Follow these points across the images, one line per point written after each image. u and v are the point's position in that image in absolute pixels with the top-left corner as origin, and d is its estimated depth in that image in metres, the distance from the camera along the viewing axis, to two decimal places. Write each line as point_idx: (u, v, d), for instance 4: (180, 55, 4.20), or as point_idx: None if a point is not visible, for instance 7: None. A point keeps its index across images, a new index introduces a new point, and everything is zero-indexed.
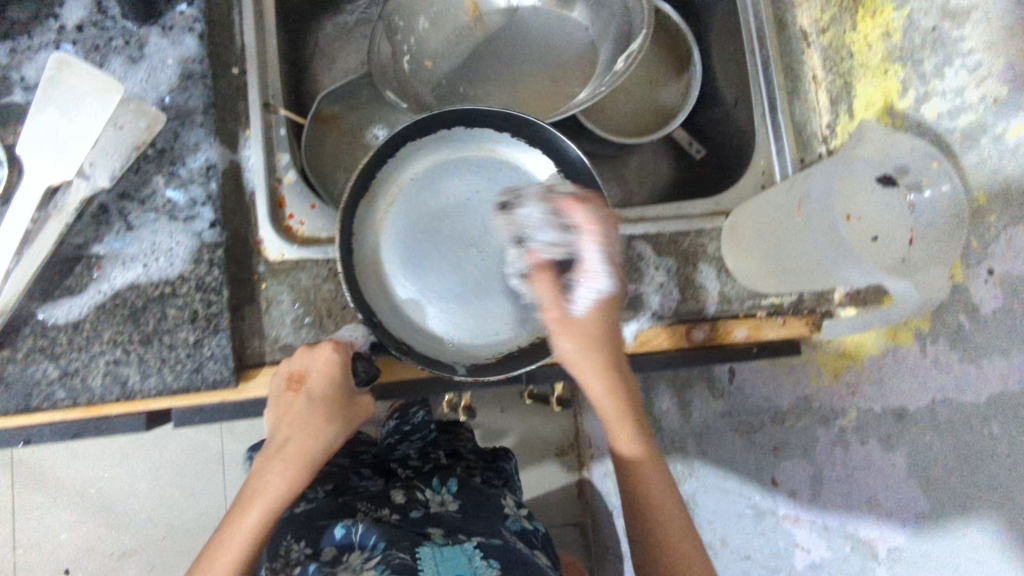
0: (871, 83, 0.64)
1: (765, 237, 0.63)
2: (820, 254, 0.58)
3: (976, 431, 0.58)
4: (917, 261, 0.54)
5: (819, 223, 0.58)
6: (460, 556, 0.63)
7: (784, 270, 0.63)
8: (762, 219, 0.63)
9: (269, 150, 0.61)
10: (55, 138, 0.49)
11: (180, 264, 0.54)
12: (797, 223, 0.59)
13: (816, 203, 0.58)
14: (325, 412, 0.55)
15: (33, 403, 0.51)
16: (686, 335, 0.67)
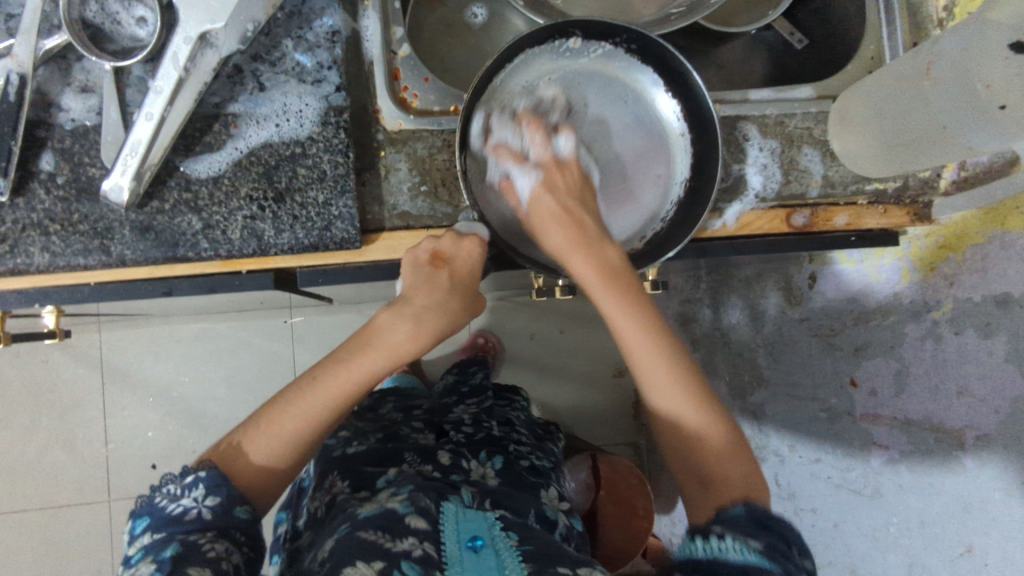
0: None
1: (892, 102, 0.60)
2: (950, 116, 0.56)
3: None
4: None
5: (951, 84, 0.54)
6: (482, 521, 0.54)
7: (910, 141, 0.60)
8: (888, 88, 0.60)
9: (385, 22, 0.62)
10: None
11: (310, 125, 0.56)
12: (927, 86, 0.56)
13: (949, 64, 0.54)
14: (458, 294, 0.57)
15: (179, 252, 0.54)
16: (787, 219, 0.68)
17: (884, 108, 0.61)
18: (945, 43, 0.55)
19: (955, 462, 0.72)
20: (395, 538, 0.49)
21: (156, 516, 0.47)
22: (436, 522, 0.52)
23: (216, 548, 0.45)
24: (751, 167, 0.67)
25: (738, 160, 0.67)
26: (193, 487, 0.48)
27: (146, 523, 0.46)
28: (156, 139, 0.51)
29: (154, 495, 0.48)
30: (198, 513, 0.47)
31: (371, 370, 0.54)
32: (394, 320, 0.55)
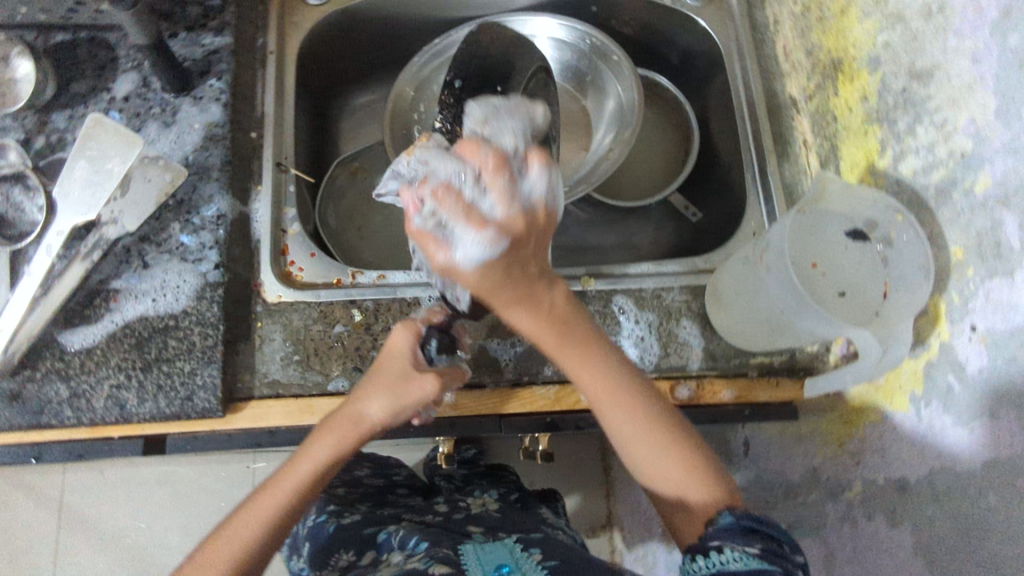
0: (853, 144, 0.66)
1: (742, 297, 0.63)
2: (785, 303, 0.57)
3: (976, 503, 0.48)
4: (887, 313, 0.53)
5: (779, 269, 0.56)
6: (503, 549, 0.57)
7: (760, 328, 0.63)
8: (730, 284, 0.64)
9: (278, 204, 0.68)
10: (85, 184, 0.57)
11: (185, 299, 0.60)
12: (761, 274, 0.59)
13: (775, 253, 0.57)
14: (388, 381, 0.54)
15: (44, 419, 0.57)
16: (670, 393, 0.66)
17: (733, 301, 0.64)
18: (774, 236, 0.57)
19: None
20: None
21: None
22: (458, 559, 0.55)
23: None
24: (626, 342, 0.67)
25: (614, 332, 0.67)
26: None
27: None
28: (30, 314, 0.56)
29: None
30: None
31: (296, 490, 0.52)
32: (329, 425, 0.54)
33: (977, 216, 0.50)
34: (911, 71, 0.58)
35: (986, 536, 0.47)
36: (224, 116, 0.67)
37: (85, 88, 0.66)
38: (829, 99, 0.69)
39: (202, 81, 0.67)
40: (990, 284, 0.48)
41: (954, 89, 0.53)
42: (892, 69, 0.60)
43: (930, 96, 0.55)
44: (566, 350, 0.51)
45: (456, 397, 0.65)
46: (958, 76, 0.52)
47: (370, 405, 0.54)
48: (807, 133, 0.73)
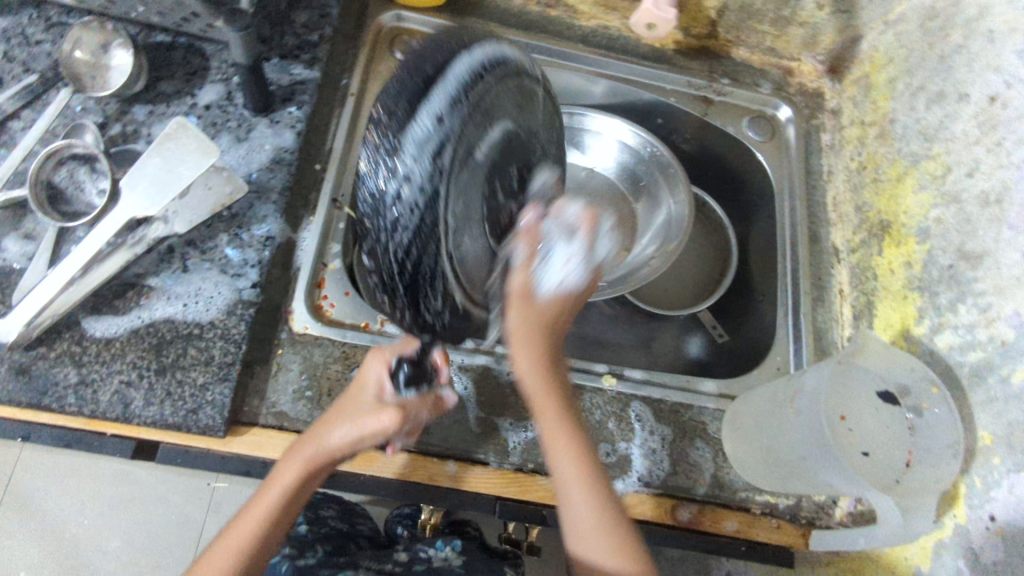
0: (890, 305, 0.68)
1: (761, 434, 0.63)
2: (806, 450, 0.58)
3: None
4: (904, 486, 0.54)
5: (806, 415, 0.57)
6: None
7: (782, 463, 0.62)
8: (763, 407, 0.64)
9: (326, 237, 0.68)
10: (152, 182, 0.58)
11: (215, 311, 0.60)
12: (788, 415, 0.60)
13: (806, 395, 0.58)
14: (354, 407, 0.57)
15: (44, 400, 0.55)
16: (671, 511, 0.65)
17: (752, 440, 0.65)
18: (810, 378, 0.58)
19: None
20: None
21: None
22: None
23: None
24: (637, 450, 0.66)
25: (628, 437, 0.67)
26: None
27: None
28: (64, 292, 0.56)
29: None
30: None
31: (268, 510, 0.55)
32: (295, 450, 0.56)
33: (1014, 406, 0.50)
34: (961, 251, 0.60)
35: None
36: (295, 143, 0.68)
37: (171, 89, 0.67)
38: (872, 257, 0.72)
39: (282, 106, 0.69)
40: (1016, 477, 0.49)
41: (1003, 279, 0.54)
42: (941, 244, 0.62)
43: (977, 279, 0.57)
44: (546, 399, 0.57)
45: (456, 468, 0.63)
46: (1010, 268, 0.54)
47: (333, 433, 0.55)
48: (844, 283, 0.75)
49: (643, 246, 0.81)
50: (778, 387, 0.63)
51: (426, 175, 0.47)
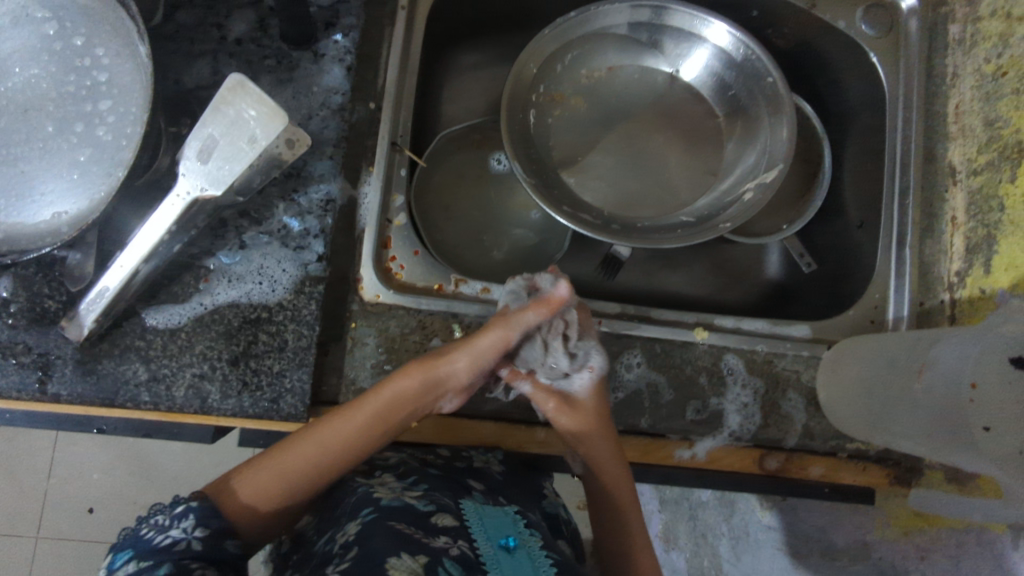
0: (1017, 243, 0.64)
1: (875, 394, 0.60)
2: (937, 423, 0.56)
3: None
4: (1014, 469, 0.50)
5: (940, 392, 0.55)
6: (505, 517, 0.51)
7: (891, 418, 0.60)
8: (899, 351, 0.60)
9: (386, 189, 0.62)
10: (222, 159, 0.48)
11: (282, 291, 0.55)
12: (911, 385, 0.57)
13: (941, 371, 0.55)
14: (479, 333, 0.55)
15: (117, 400, 0.52)
16: (758, 460, 0.65)
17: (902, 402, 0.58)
18: (944, 352, 0.55)
19: None
20: (429, 534, 0.45)
21: (139, 546, 0.42)
22: (462, 518, 0.49)
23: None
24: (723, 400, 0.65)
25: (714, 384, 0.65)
26: (182, 519, 0.44)
27: (127, 553, 0.42)
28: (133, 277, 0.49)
29: (142, 524, 0.43)
30: (188, 543, 0.42)
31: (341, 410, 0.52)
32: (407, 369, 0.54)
33: None
34: None
35: None
36: (345, 82, 0.59)
37: (194, 19, 0.57)
38: (1001, 181, 0.67)
39: (325, 34, 0.60)
40: None
41: None
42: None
43: None
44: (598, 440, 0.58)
45: (545, 435, 0.62)
46: None
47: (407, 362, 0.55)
48: (959, 211, 0.71)
49: (735, 175, 0.75)
50: (900, 349, 0.59)
51: (12, 143, 0.49)
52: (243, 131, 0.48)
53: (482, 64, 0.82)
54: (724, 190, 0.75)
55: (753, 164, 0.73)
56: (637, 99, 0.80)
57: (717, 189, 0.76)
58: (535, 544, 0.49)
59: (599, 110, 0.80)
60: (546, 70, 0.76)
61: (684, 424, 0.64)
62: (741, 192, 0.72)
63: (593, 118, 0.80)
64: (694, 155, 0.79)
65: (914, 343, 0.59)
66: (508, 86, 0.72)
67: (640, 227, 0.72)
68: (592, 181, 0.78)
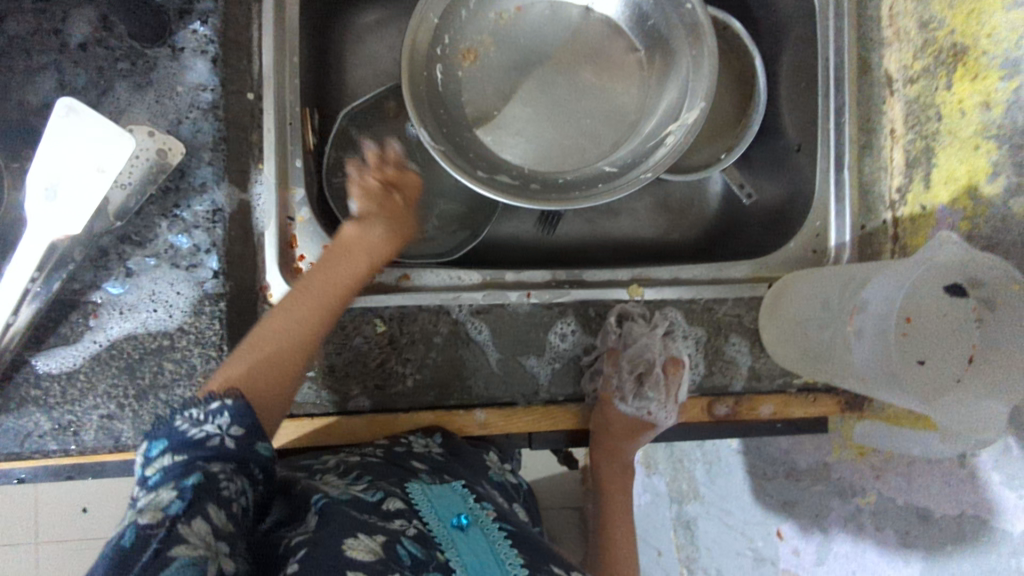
0: (955, 153, 0.61)
1: (811, 334, 0.61)
2: (868, 367, 0.56)
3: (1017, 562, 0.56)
4: (947, 397, 0.52)
5: (873, 336, 0.54)
6: (452, 494, 0.49)
7: (822, 355, 0.61)
8: (833, 291, 0.59)
9: (282, 185, 0.57)
10: (70, 192, 0.47)
11: (181, 315, 0.52)
12: (844, 328, 0.57)
13: (870, 315, 0.55)
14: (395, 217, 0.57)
15: (26, 450, 0.50)
16: (708, 409, 0.65)
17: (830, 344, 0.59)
18: (873, 294, 0.54)
19: None
20: (383, 517, 0.42)
21: (175, 438, 0.39)
22: (410, 501, 0.46)
23: (197, 527, 0.34)
24: (658, 411, 0.63)
25: (653, 389, 0.62)
26: (218, 413, 0.39)
27: (159, 443, 0.38)
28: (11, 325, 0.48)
29: (174, 415, 0.40)
30: (221, 440, 0.39)
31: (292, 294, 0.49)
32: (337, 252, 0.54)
33: None
34: None
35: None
36: (213, 75, 0.54)
37: (28, 28, 0.52)
38: (937, 89, 0.63)
39: (180, 24, 0.54)
40: None
41: None
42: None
43: None
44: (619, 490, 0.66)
45: (485, 416, 0.60)
46: None
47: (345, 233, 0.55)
48: (897, 122, 0.67)
49: (658, 116, 0.71)
50: (833, 289, 0.59)
51: None
52: (89, 162, 0.48)
53: (381, 20, 0.76)
54: (649, 136, 0.71)
55: (676, 101, 0.70)
56: (550, 39, 0.74)
57: (643, 131, 0.72)
58: (487, 516, 0.48)
59: (516, 56, 0.74)
60: (447, 22, 0.70)
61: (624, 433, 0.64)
62: (664, 137, 0.69)
63: (510, 67, 0.74)
64: (618, 95, 0.74)
65: (845, 281, 0.58)
66: (405, 52, 0.66)
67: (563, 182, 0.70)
68: (511, 137, 0.73)
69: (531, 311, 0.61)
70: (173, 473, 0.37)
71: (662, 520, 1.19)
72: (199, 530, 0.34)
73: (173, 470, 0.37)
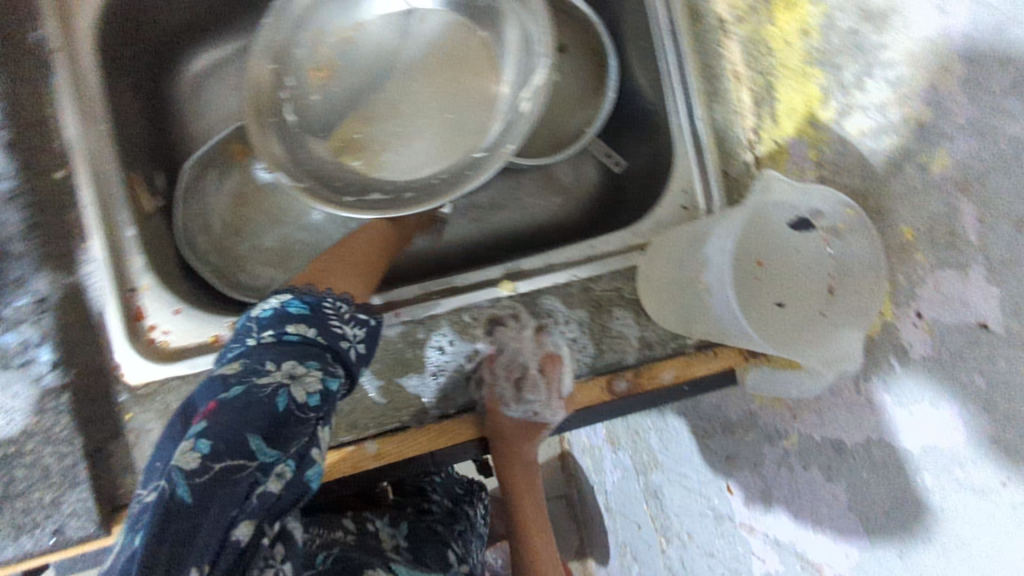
0: (789, 85, 0.60)
1: (674, 296, 0.60)
2: (721, 323, 0.54)
3: (921, 477, 0.55)
4: (817, 331, 0.52)
5: (717, 294, 0.52)
6: None
7: (688, 316, 0.59)
8: (685, 250, 0.58)
9: (116, 258, 0.55)
10: None
11: (23, 418, 0.50)
12: (694, 290, 0.55)
13: (712, 270, 0.52)
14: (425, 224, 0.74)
15: None
16: (608, 387, 0.62)
17: (687, 306, 0.58)
18: (712, 249, 0.52)
19: None
20: None
21: (316, 318, 0.52)
22: None
23: (274, 490, 0.42)
24: (543, 410, 0.62)
25: (533, 392, 0.60)
26: (351, 324, 0.54)
27: (305, 317, 0.52)
28: None
29: (325, 302, 0.54)
30: (349, 346, 0.53)
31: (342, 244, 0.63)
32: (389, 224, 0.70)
33: (934, 202, 0.48)
34: (863, 12, 0.51)
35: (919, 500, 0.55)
36: (11, 163, 0.53)
37: None
38: (762, 26, 0.62)
39: None
40: (942, 273, 0.49)
41: (913, 43, 0.47)
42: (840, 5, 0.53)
43: (884, 45, 0.49)
44: (522, 483, 0.69)
45: (377, 445, 0.58)
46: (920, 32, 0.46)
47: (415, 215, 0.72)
48: (737, 64, 0.66)
49: (511, 90, 0.68)
50: (682, 251, 0.58)
51: None
52: None
53: (211, 65, 0.73)
54: (504, 104, 0.68)
55: (518, 77, 0.67)
56: (390, 53, 0.71)
57: (503, 106, 0.68)
58: None
59: (356, 69, 0.71)
60: (287, 60, 0.66)
61: (517, 430, 0.64)
62: (516, 106, 0.65)
63: (352, 81, 0.71)
64: (464, 80, 0.71)
65: (693, 238, 0.57)
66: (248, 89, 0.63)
67: (437, 181, 0.65)
68: (385, 154, 0.70)
69: (404, 330, 0.61)
70: (263, 408, 0.44)
71: (636, 495, 1.17)
72: (270, 496, 0.42)
73: (262, 406, 0.43)
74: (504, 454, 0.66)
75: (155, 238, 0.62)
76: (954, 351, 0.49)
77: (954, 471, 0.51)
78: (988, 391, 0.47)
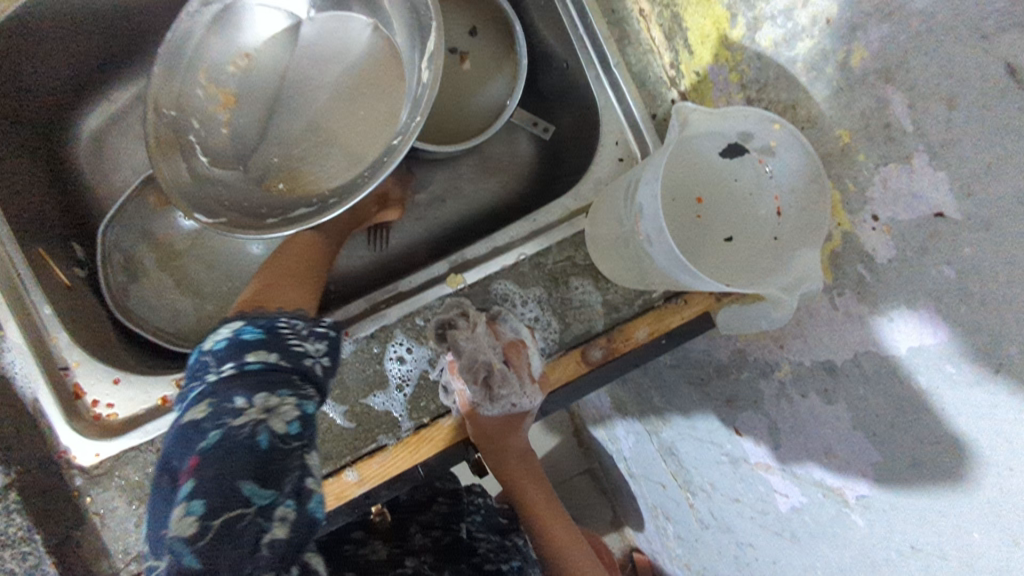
0: (696, 12, 0.58)
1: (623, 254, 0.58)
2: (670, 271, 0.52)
3: (913, 383, 0.50)
4: (772, 258, 0.50)
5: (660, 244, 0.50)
6: None
7: (641, 271, 0.58)
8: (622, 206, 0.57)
9: (39, 341, 0.54)
10: None
11: None
12: (641, 243, 0.54)
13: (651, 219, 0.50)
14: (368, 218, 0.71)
15: None
16: (582, 359, 0.59)
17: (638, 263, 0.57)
18: (646, 198, 0.50)
19: (847, 518, 0.65)
20: None
21: (275, 339, 0.48)
22: None
23: (281, 536, 0.34)
24: (521, 402, 0.58)
25: (503, 388, 0.57)
26: (313, 340, 0.50)
27: (266, 341, 0.47)
28: None
29: (280, 322, 0.50)
30: (316, 362, 0.49)
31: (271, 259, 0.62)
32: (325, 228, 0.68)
33: (860, 96, 0.46)
34: None
35: (917, 411, 0.51)
36: None
37: None
38: None
39: None
40: (885, 170, 0.46)
41: None
42: None
43: None
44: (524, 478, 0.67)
45: (357, 473, 0.55)
46: None
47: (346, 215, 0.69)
48: (640, 2, 0.63)
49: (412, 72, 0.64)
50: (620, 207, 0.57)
51: None
52: None
53: (107, 123, 0.72)
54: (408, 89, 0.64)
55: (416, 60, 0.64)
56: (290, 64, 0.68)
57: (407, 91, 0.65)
58: None
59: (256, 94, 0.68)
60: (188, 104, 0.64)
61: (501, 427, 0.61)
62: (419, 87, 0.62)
63: (255, 106, 0.68)
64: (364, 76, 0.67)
65: (628, 190, 0.56)
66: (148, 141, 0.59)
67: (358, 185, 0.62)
68: (308, 169, 0.67)
69: (358, 347, 0.58)
70: (240, 450, 0.37)
71: (654, 456, 1.12)
72: (281, 542, 0.34)
73: (244, 450, 0.37)
74: (495, 453, 0.63)
75: (77, 308, 0.61)
76: (915, 245, 0.46)
77: (944, 370, 0.47)
78: (959, 281, 0.43)
